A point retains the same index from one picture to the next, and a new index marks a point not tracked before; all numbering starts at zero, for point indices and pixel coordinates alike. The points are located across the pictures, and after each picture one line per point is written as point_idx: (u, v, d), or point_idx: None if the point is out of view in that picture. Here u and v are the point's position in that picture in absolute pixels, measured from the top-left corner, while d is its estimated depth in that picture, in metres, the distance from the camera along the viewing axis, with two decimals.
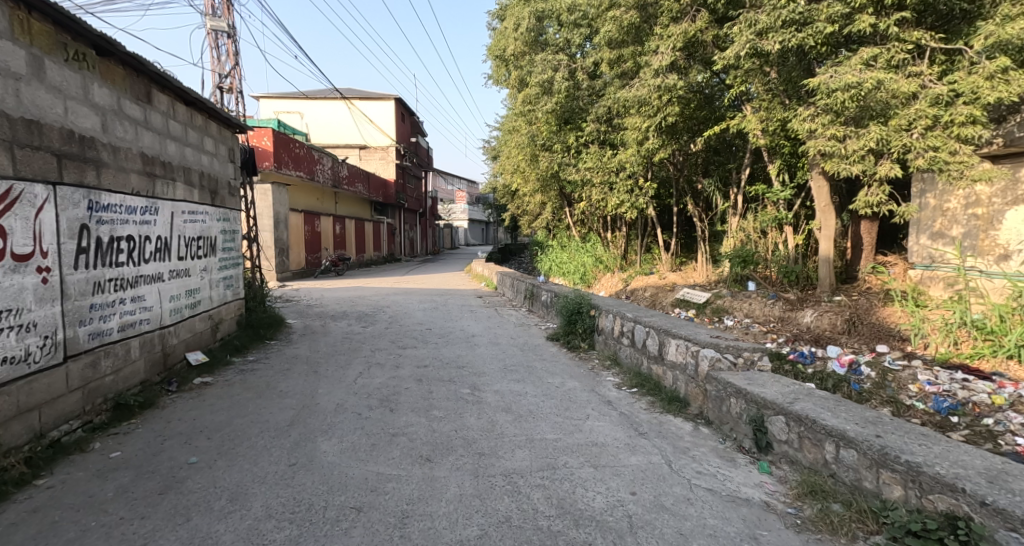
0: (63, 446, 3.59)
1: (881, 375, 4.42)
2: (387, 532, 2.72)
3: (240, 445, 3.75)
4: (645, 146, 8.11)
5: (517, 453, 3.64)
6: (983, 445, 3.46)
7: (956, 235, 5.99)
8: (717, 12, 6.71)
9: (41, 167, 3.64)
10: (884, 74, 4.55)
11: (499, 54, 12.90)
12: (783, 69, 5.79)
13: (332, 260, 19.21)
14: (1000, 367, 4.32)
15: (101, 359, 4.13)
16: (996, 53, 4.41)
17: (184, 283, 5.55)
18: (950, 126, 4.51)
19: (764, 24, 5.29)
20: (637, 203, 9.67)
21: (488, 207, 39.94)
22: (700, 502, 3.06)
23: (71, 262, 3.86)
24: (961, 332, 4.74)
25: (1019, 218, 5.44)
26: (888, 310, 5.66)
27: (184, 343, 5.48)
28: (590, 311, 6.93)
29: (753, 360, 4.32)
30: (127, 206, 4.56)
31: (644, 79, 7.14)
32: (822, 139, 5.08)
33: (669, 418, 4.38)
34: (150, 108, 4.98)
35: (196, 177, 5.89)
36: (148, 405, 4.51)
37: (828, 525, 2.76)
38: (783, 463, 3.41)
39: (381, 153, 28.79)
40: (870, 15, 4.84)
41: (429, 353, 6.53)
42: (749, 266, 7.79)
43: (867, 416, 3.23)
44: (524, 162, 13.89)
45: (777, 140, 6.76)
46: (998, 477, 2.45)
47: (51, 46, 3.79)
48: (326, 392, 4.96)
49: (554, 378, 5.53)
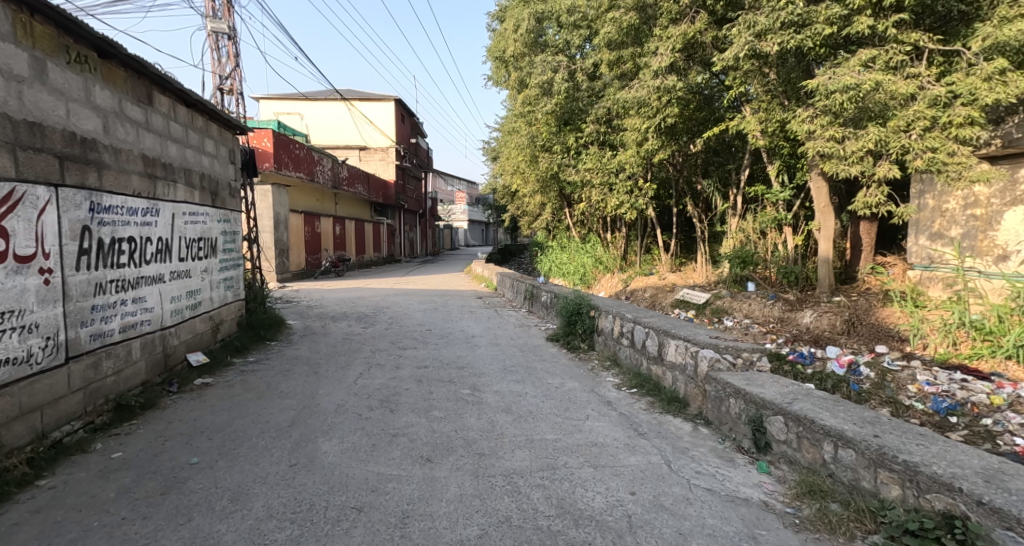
0: (65, 447, 3.60)
1: (881, 376, 4.44)
2: (388, 532, 2.73)
3: (241, 446, 3.76)
4: (645, 147, 8.12)
5: (517, 453, 3.66)
6: (981, 445, 3.48)
7: (954, 236, 6.01)
8: (716, 13, 6.74)
9: (43, 169, 3.66)
10: (882, 76, 4.56)
11: (499, 55, 12.93)
12: (782, 71, 5.81)
13: (332, 261, 19.23)
14: (999, 367, 4.33)
15: (102, 359, 4.14)
16: (993, 54, 4.43)
17: (185, 284, 5.56)
18: (947, 127, 4.53)
19: (762, 26, 5.31)
20: (637, 203, 9.70)
21: (488, 208, 40.00)
22: (699, 501, 3.07)
23: (72, 263, 3.87)
24: (959, 332, 4.75)
25: (1017, 218, 5.47)
26: (887, 311, 5.68)
27: (184, 344, 5.50)
28: (590, 312, 6.96)
29: (751, 360, 4.34)
30: (129, 208, 4.58)
31: (643, 80, 7.15)
32: (821, 140, 5.10)
33: (668, 418, 4.40)
34: (151, 110, 5.00)
35: (197, 178, 5.91)
36: (149, 406, 4.52)
37: (827, 524, 2.78)
38: (781, 463, 3.42)
39: (382, 155, 28.91)
40: (868, 17, 4.86)
41: (429, 354, 6.55)
42: (749, 267, 7.81)
43: (865, 416, 3.24)
44: (524, 163, 13.91)
45: (776, 141, 6.78)
46: (995, 476, 2.47)
47: (53, 48, 3.81)
48: (327, 393, 4.97)
49: (554, 379, 5.56)
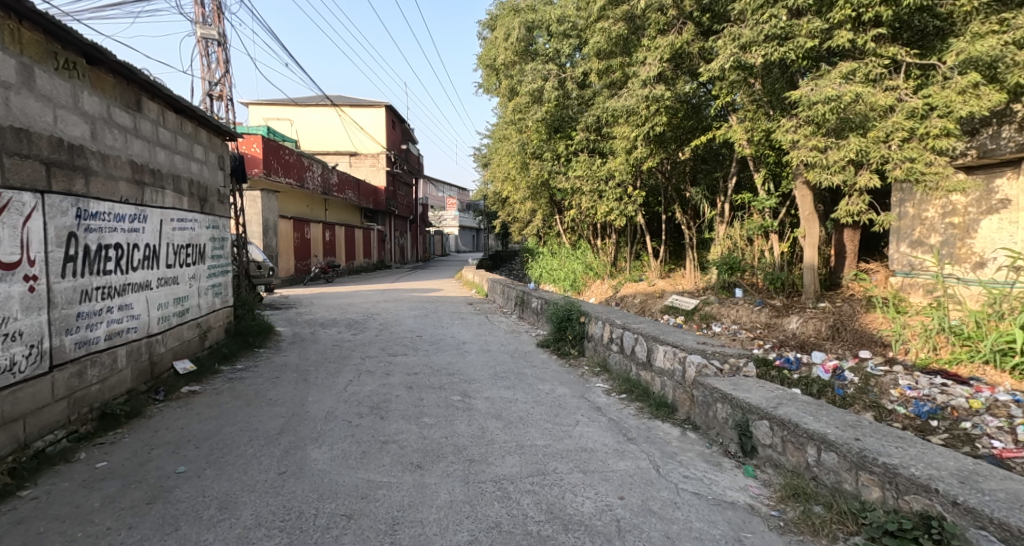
0: (47, 457, 3.58)
1: (864, 380, 4.50)
2: (378, 539, 2.75)
3: (229, 455, 3.75)
4: (634, 155, 8.22)
5: (508, 459, 3.69)
6: (961, 448, 3.54)
7: (934, 243, 6.13)
8: (702, 25, 6.86)
9: (30, 175, 3.65)
10: (862, 88, 4.65)
11: (490, 63, 13.14)
12: (767, 81, 5.93)
13: (322, 267, 18.91)
14: (977, 372, 4.43)
15: (87, 368, 4.13)
16: (968, 69, 4.51)
17: (172, 291, 5.53)
18: (925, 138, 4.66)
19: (747, 39, 5.42)
20: (626, 211, 9.84)
21: (482, 215, 40.46)
22: (686, 505, 3.12)
23: (58, 270, 3.86)
24: (940, 338, 4.84)
25: (993, 226, 5.61)
26: (870, 317, 5.79)
27: (171, 352, 5.47)
28: (579, 318, 6.99)
29: (738, 366, 4.45)
30: (116, 214, 4.57)
31: (632, 89, 7.24)
32: (804, 149, 5.17)
33: (657, 424, 4.45)
34: (139, 116, 5.00)
35: (184, 185, 5.89)
36: (135, 414, 4.49)
37: (810, 527, 2.84)
38: (767, 466, 3.49)
39: (373, 161, 28.91)
40: (848, 31, 5.00)
41: (419, 360, 6.57)
42: (736, 273, 7.95)
43: (847, 419, 3.33)
44: (513, 170, 13.97)
45: (762, 151, 6.90)
46: (969, 477, 2.55)
47: (41, 55, 3.82)
48: (316, 401, 4.96)
49: (544, 385, 5.58)
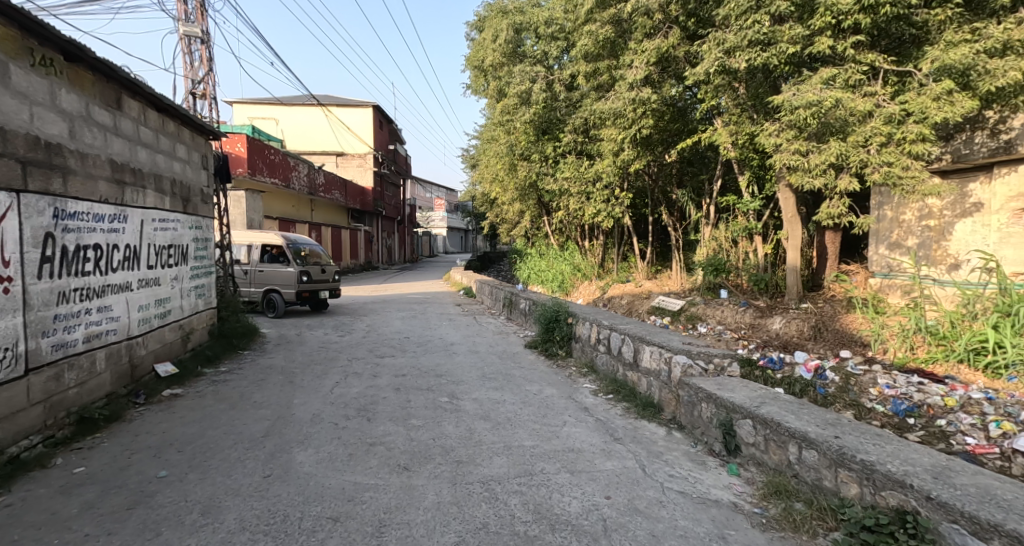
0: (23, 462, 3.53)
1: (845, 380, 4.59)
2: (364, 541, 2.76)
3: (212, 458, 3.73)
4: (621, 157, 8.30)
5: (495, 460, 3.71)
6: (936, 445, 3.63)
7: (911, 245, 6.26)
8: (687, 29, 6.95)
9: (5, 174, 3.60)
10: (842, 94, 4.73)
11: (477, 64, 13.16)
12: (751, 85, 6.02)
13: None
14: (952, 371, 4.54)
15: (64, 371, 4.08)
16: (941, 76, 4.63)
17: (153, 293, 5.48)
18: (902, 143, 4.77)
19: (730, 43, 5.51)
20: (613, 212, 9.94)
21: (470, 216, 40.47)
22: (670, 504, 3.17)
23: (34, 272, 3.81)
24: (916, 337, 4.97)
25: (967, 229, 5.76)
26: (850, 317, 5.89)
27: (153, 355, 5.42)
28: (567, 319, 7.02)
29: (723, 367, 4.55)
30: (95, 214, 4.53)
31: (619, 92, 7.32)
32: (787, 153, 5.28)
33: (644, 423, 4.50)
34: (119, 115, 4.96)
35: (166, 184, 5.84)
36: (115, 418, 4.44)
37: (791, 523, 2.91)
38: (750, 465, 3.55)
39: (359, 161, 28.61)
40: (828, 37, 5.11)
41: (407, 362, 6.56)
42: (721, 274, 8.06)
43: (827, 418, 3.40)
44: (501, 172, 13.99)
45: (746, 153, 7.02)
46: (942, 473, 2.63)
47: (17, 51, 3.78)
48: (302, 403, 4.94)
49: (532, 386, 5.61)
